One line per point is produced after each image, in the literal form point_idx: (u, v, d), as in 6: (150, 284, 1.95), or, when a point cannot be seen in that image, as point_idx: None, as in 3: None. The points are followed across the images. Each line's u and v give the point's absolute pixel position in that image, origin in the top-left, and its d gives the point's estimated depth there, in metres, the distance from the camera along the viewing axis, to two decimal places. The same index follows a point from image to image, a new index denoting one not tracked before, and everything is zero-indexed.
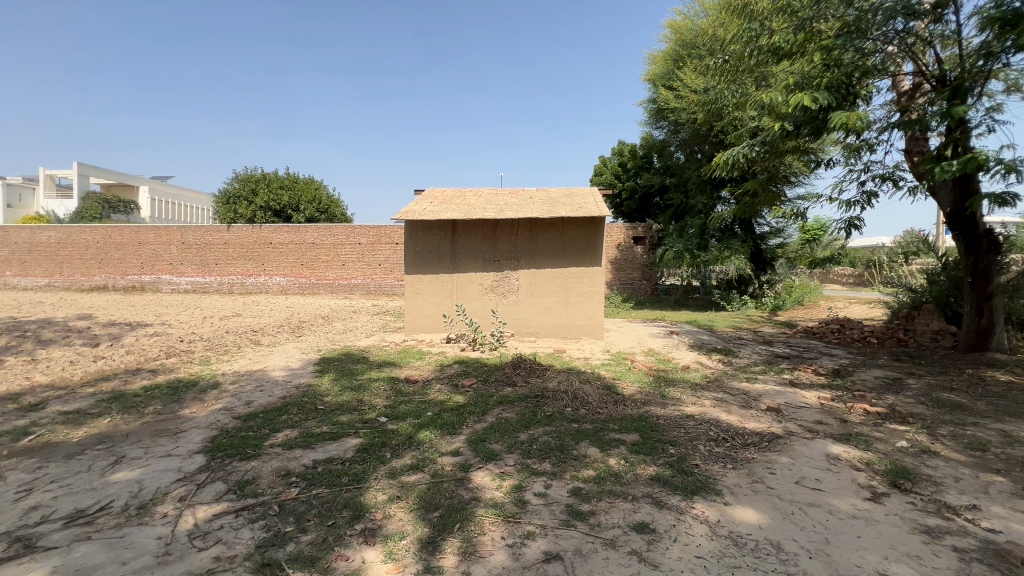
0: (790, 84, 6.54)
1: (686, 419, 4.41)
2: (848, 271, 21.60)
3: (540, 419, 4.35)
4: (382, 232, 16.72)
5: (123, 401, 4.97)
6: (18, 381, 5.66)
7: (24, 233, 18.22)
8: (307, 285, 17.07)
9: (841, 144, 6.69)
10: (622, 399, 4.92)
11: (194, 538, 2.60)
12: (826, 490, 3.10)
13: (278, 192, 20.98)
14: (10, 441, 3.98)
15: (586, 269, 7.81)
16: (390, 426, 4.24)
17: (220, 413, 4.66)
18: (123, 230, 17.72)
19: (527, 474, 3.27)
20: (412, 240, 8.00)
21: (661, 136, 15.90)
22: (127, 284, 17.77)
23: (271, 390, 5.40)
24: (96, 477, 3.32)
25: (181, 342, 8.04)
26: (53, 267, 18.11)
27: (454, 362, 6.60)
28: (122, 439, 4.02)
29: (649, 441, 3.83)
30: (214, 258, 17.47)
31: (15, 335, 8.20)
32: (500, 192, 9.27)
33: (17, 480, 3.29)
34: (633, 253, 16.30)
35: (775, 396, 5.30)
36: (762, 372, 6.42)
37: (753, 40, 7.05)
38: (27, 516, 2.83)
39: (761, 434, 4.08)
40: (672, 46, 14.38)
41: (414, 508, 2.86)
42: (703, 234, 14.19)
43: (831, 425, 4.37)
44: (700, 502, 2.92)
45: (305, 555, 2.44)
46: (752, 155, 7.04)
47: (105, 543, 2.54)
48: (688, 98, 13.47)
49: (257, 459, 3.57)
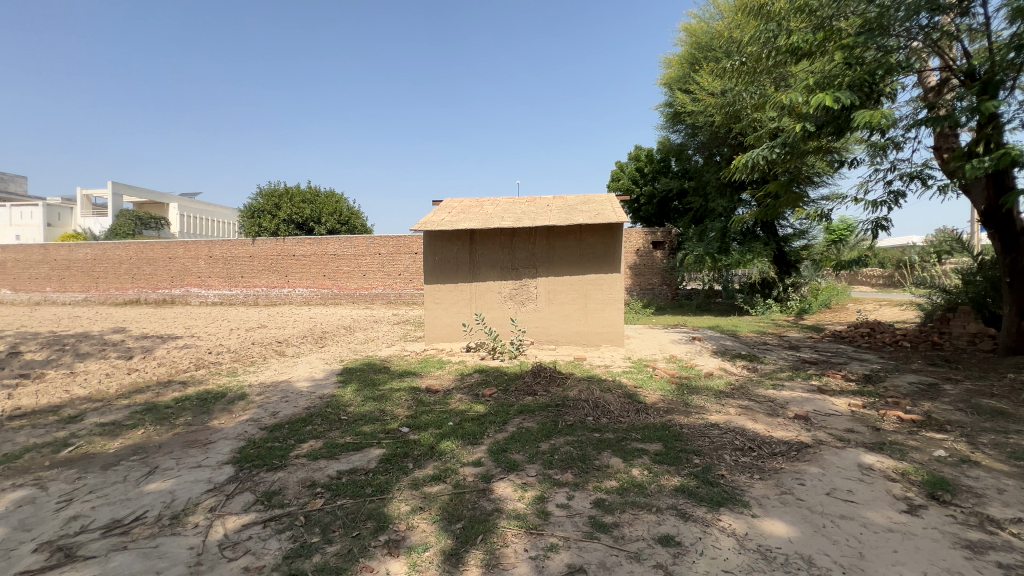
0: (810, 84, 6.42)
1: (710, 428, 4.33)
2: (878, 273, 21.12)
3: (561, 428, 4.32)
4: (402, 242, 16.93)
5: (155, 412, 5.15)
6: (58, 394, 5.90)
7: (63, 250, 19.07)
8: (329, 295, 17.40)
9: (865, 142, 6.53)
10: (644, 408, 4.86)
11: (224, 548, 2.66)
12: (859, 502, 3.00)
13: (300, 206, 21.53)
14: (51, 452, 4.14)
15: (604, 276, 7.77)
16: (412, 436, 4.28)
17: (247, 424, 4.77)
18: (155, 246, 18.39)
19: (549, 485, 3.25)
20: (431, 250, 8.09)
21: (679, 139, 15.79)
22: (158, 297, 18.39)
23: (296, 401, 5.51)
24: (131, 488, 3.43)
25: (210, 354, 8.28)
26: (90, 283, 18.92)
27: (474, 371, 6.61)
28: (155, 450, 4.16)
29: (673, 451, 3.77)
30: (240, 271, 17.97)
31: (55, 348, 8.57)
32: (516, 201, 9.31)
33: (59, 490, 3.43)
34: (653, 258, 16.17)
35: (803, 403, 5.15)
36: (788, 378, 6.25)
37: (771, 40, 6.94)
38: (67, 525, 2.94)
39: (788, 443, 3.98)
40: (688, 49, 14.34)
41: (436, 519, 2.87)
42: (725, 237, 13.92)
43: (862, 433, 4.23)
44: (727, 514, 2.86)
45: (331, 566, 2.48)
46: (772, 157, 6.89)
47: (140, 553, 2.62)
48: (705, 101, 13.28)
49: (283, 470, 3.64)
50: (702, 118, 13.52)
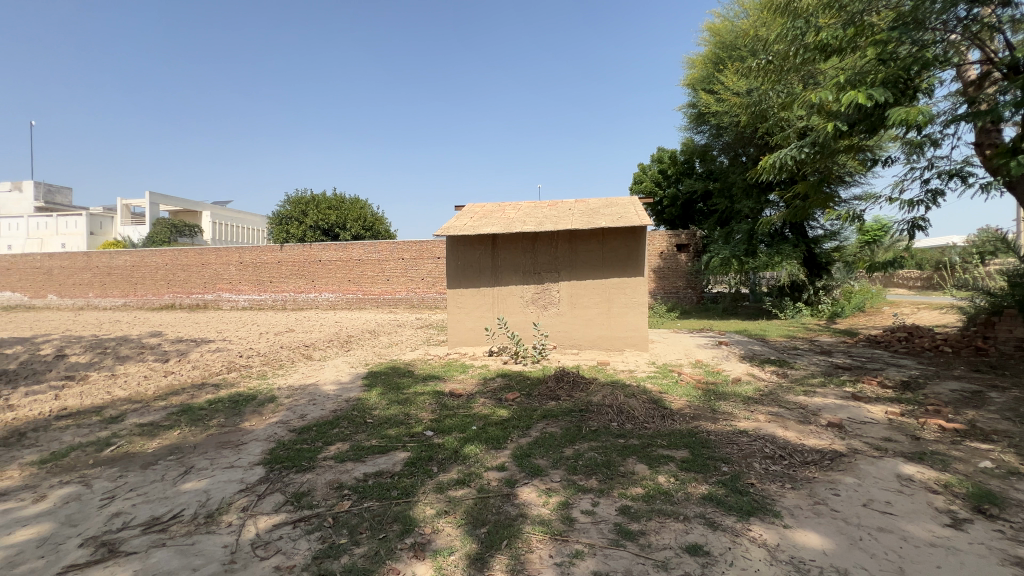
0: (841, 82, 6.25)
1: (739, 435, 4.23)
2: (916, 275, 20.38)
3: (585, 434, 4.29)
4: (424, 247, 17.12)
5: (190, 414, 5.33)
6: (101, 395, 6.18)
7: (103, 257, 19.97)
8: (354, 300, 17.72)
9: (900, 140, 6.30)
10: (670, 414, 4.78)
11: (256, 547, 2.73)
12: (898, 514, 2.88)
13: (326, 212, 22.06)
14: (95, 451, 4.35)
15: (628, 279, 7.69)
16: (437, 440, 4.31)
17: (276, 426, 4.90)
18: (189, 253, 19.12)
19: (573, 491, 3.23)
20: (454, 254, 8.18)
21: (703, 140, 15.57)
22: (192, 302, 19.09)
23: (324, 404, 5.63)
24: (169, 486, 3.57)
25: (241, 358, 8.54)
26: (129, 288, 19.77)
27: (497, 376, 6.63)
28: (190, 451, 4.31)
29: (700, 458, 3.70)
30: (268, 276, 18.49)
31: (97, 351, 8.99)
32: (539, 205, 9.33)
33: (102, 487, 3.59)
34: (677, 261, 15.91)
35: (836, 411, 4.97)
36: (820, 384, 6.05)
37: (799, 38, 6.79)
38: (110, 522, 3.07)
39: (822, 451, 3.86)
40: (712, 49, 14.17)
41: (461, 523, 2.89)
42: (752, 239, 13.61)
43: (901, 442, 4.07)
44: (757, 523, 2.78)
45: (359, 567, 2.52)
46: (802, 157, 6.72)
47: (178, 550, 2.72)
48: (730, 101, 13.03)
49: (312, 472, 3.72)
50: (727, 118, 13.26)
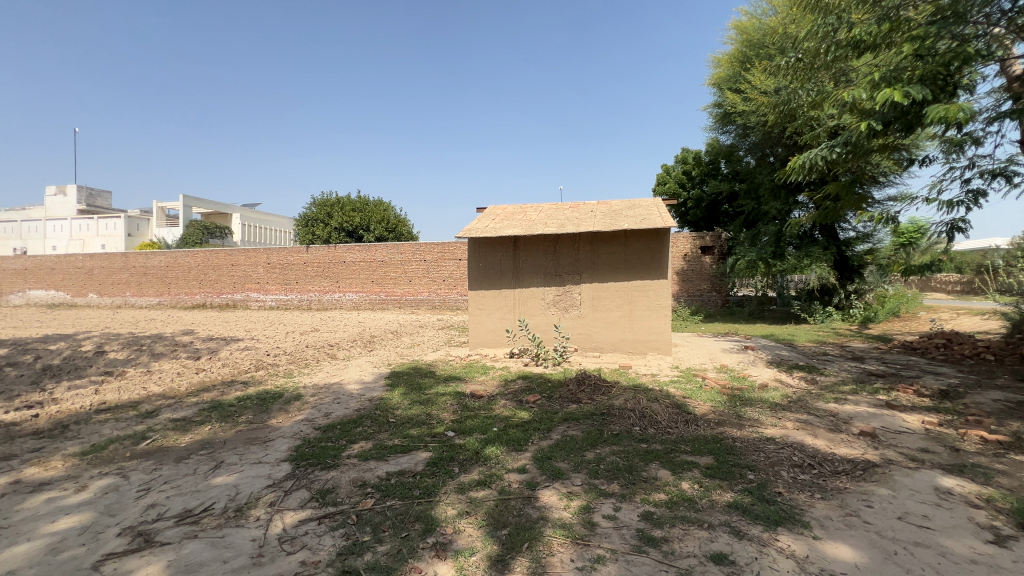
0: (875, 79, 6.04)
1: (766, 442, 4.13)
2: (955, 279, 19.58)
3: (607, 438, 4.25)
4: (446, 249, 17.26)
5: (220, 410, 5.51)
6: (137, 390, 6.44)
7: (140, 258, 20.77)
8: (377, 300, 18.00)
9: (939, 138, 6.05)
10: (694, 419, 4.70)
11: (283, 542, 2.80)
12: (936, 529, 2.76)
13: (350, 214, 22.47)
14: (132, 444, 4.53)
15: (651, 282, 7.60)
16: (458, 441, 4.34)
17: (302, 423, 5.01)
18: (220, 254, 19.76)
19: (595, 495, 3.21)
20: (476, 256, 8.22)
21: (729, 141, 15.28)
22: (222, 302, 19.71)
23: (347, 403, 5.73)
24: (201, 480, 3.69)
25: (268, 356, 8.77)
26: (163, 288, 20.53)
27: (517, 378, 6.63)
28: (220, 446, 4.44)
29: (725, 465, 3.62)
30: (295, 276, 18.93)
31: (134, 348, 9.37)
32: (560, 207, 9.29)
33: (139, 479, 3.74)
34: (701, 263, 15.64)
35: (869, 419, 4.80)
36: (852, 392, 5.85)
37: (830, 34, 6.59)
38: (146, 512, 3.20)
39: (853, 461, 3.74)
40: (740, 48, 13.91)
41: (482, 524, 2.90)
42: (779, 241, 13.26)
43: (939, 454, 3.89)
44: (785, 533, 2.71)
45: (381, 565, 2.55)
46: (833, 157, 6.51)
47: (209, 542, 2.81)
48: (757, 100, 12.73)
49: (336, 469, 3.79)
50: (754, 118, 12.94)
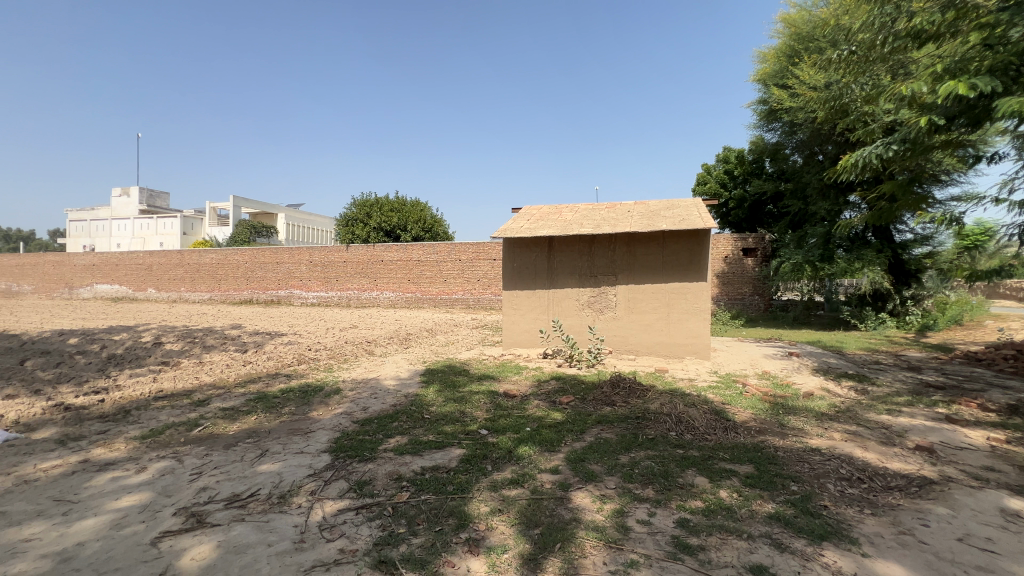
0: (938, 71, 5.64)
1: (811, 453, 3.95)
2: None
3: (641, 442, 4.18)
4: (481, 249, 17.40)
5: (265, 401, 5.76)
6: (191, 380, 6.85)
7: (194, 255, 22.03)
8: (413, 299, 18.36)
9: (1011, 134, 5.60)
10: (733, 426, 4.54)
11: (323, 529, 2.91)
12: (1001, 553, 2.56)
13: (389, 215, 23.03)
14: (186, 430, 4.82)
15: (689, 284, 7.41)
16: (491, 439, 4.37)
17: (341, 417, 5.17)
18: (266, 252, 20.67)
19: (629, 499, 3.16)
20: (510, 256, 8.26)
21: (775, 138, 14.69)
22: (267, 298, 20.63)
23: (384, 398, 5.87)
24: (247, 467, 3.88)
25: (310, 351, 9.12)
26: (214, 284, 21.68)
27: (551, 378, 6.62)
28: (266, 435, 4.66)
29: (766, 475, 3.49)
30: (335, 274, 19.57)
31: (188, 340, 9.94)
32: (596, 207, 9.19)
33: (192, 463, 3.97)
34: (742, 266, 15.11)
35: (926, 433, 4.50)
36: (907, 404, 5.50)
37: (888, 25, 6.23)
38: (199, 495, 3.40)
39: (908, 477, 3.52)
40: (787, 41, 13.35)
41: (514, 523, 2.91)
42: (828, 243, 12.64)
43: (1006, 474, 3.61)
44: (831, 549, 2.59)
45: (416, 557, 2.61)
46: (889, 155, 6.16)
47: (255, 526, 2.95)
48: (806, 96, 12.18)
49: (373, 462, 3.90)
50: (802, 114, 12.36)
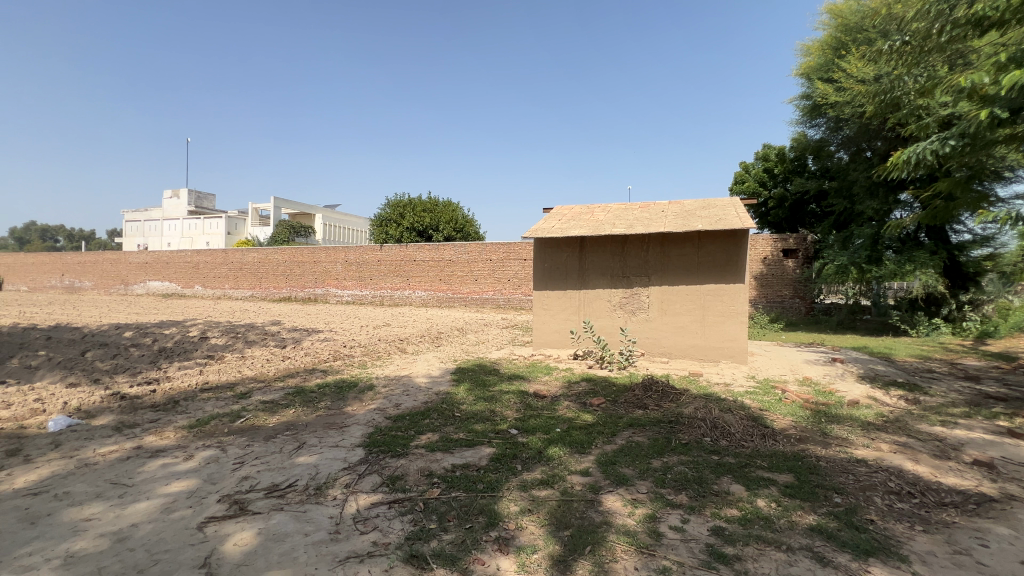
0: (1003, 60, 5.25)
1: (856, 465, 3.76)
2: None
3: (674, 447, 4.09)
4: (512, 249, 17.43)
5: (303, 395, 5.96)
6: (233, 373, 7.16)
7: (237, 254, 23.02)
8: (444, 298, 18.59)
9: None
10: (772, 434, 4.37)
11: (356, 522, 2.98)
12: None
13: (421, 215, 23.37)
14: (229, 421, 5.03)
15: (726, 286, 7.20)
16: (521, 439, 4.37)
17: (374, 412, 5.29)
18: (304, 252, 21.39)
19: (661, 504, 3.10)
20: (541, 257, 8.25)
21: (818, 135, 14.07)
22: (305, 295, 21.35)
23: (416, 395, 5.97)
24: (286, 458, 4.02)
25: (344, 348, 9.37)
26: (255, 282, 22.60)
27: (581, 380, 6.57)
28: (303, 428, 4.82)
29: (807, 485, 3.35)
30: (369, 274, 20.03)
31: (230, 335, 10.40)
32: (629, 207, 9.04)
33: (235, 453, 4.16)
34: (782, 267, 14.56)
35: (986, 448, 4.21)
36: (963, 415, 5.17)
37: (945, 12, 5.86)
38: (241, 483, 3.54)
39: (964, 494, 3.31)
40: (834, 33, 12.77)
41: (545, 524, 2.91)
42: (876, 245, 12.04)
43: None
44: (878, 566, 2.46)
45: (447, 553, 2.64)
46: (945, 151, 5.79)
47: (293, 515, 3.06)
48: (852, 90, 11.61)
49: (405, 458, 3.97)
50: (848, 109, 11.80)
